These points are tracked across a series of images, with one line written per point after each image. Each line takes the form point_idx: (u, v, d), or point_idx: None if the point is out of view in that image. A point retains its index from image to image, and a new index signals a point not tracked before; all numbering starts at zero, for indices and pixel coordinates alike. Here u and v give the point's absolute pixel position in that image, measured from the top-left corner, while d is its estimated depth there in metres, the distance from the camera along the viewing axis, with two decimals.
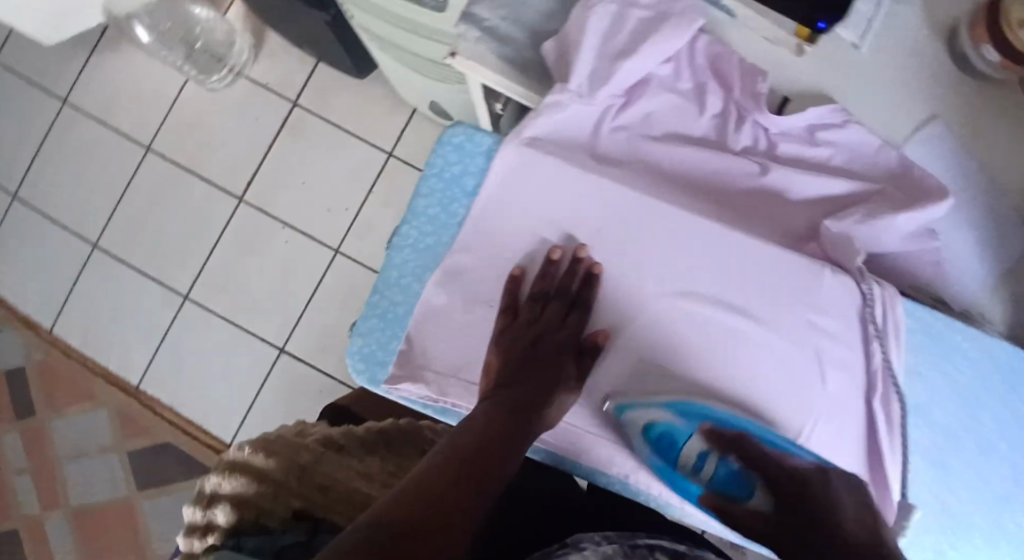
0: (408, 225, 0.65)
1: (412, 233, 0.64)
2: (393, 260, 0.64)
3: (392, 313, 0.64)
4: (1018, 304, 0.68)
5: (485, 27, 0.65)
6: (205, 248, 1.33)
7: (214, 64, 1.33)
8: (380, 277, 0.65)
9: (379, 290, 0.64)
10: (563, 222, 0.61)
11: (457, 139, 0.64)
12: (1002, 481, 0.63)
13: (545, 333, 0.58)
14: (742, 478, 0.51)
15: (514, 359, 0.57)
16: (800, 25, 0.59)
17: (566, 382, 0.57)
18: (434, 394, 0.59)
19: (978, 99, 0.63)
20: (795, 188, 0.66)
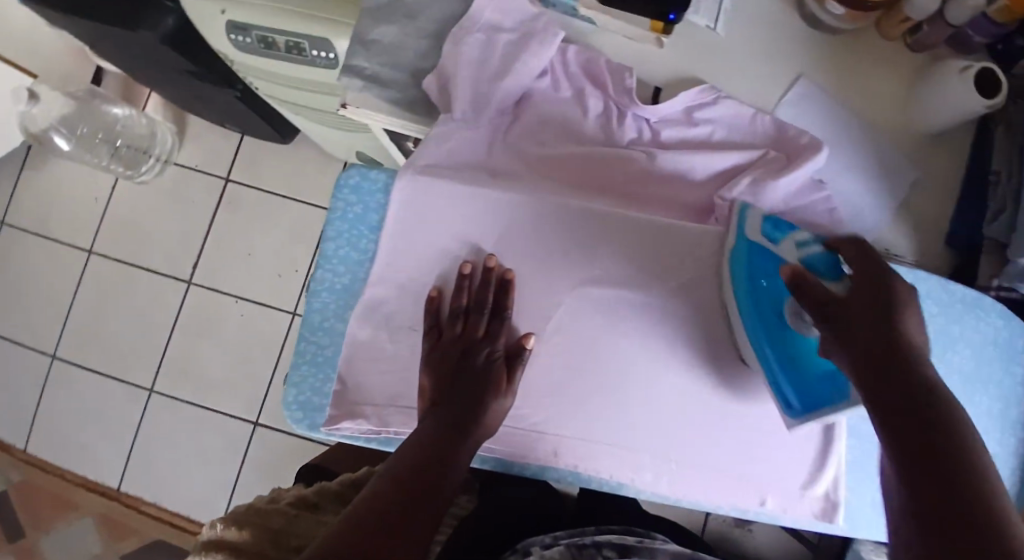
0: (322, 270, 0.66)
1: (327, 276, 0.66)
2: (314, 304, 0.66)
3: (320, 357, 0.66)
4: (920, 235, 0.70)
5: (366, 75, 0.67)
6: (163, 336, 1.33)
7: (139, 157, 1.35)
8: (303, 324, 0.66)
9: (305, 336, 0.66)
10: (471, 240, 0.64)
11: (353, 180, 0.66)
12: None
13: (474, 347, 0.61)
14: (837, 263, 0.53)
15: (445, 376, 0.60)
16: (652, 21, 0.67)
17: (498, 388, 0.59)
18: (376, 425, 0.62)
19: (830, 50, 0.72)
20: (682, 166, 0.70)
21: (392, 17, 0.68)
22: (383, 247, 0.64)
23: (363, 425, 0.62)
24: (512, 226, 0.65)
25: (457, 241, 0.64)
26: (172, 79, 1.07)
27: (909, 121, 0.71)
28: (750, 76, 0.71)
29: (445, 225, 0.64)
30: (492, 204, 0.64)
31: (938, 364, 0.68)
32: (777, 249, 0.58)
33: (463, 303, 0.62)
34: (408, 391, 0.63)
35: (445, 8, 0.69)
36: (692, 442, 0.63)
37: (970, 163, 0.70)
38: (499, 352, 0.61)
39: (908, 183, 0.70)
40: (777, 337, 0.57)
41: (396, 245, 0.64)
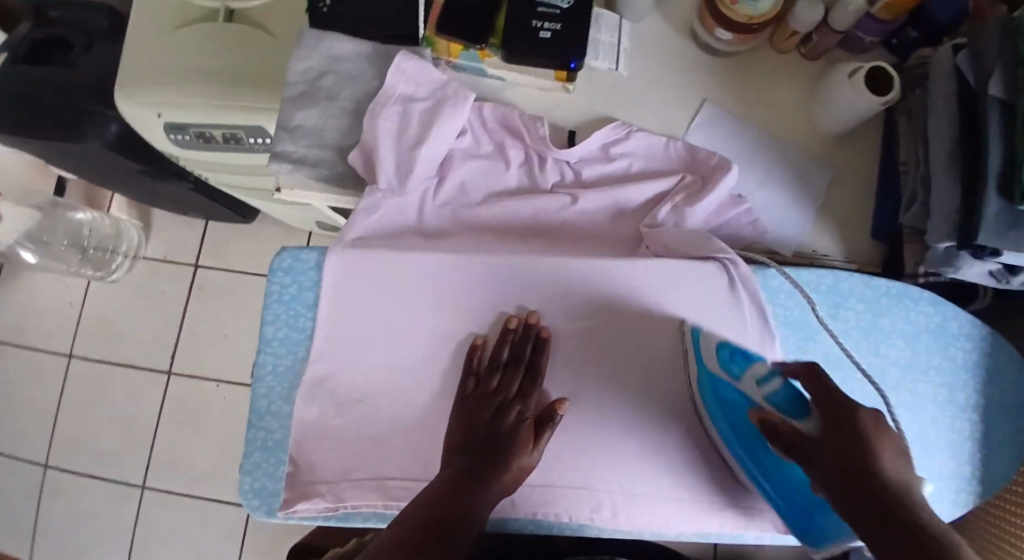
0: (265, 354, 0.68)
1: (269, 361, 0.67)
2: (260, 390, 0.68)
3: (272, 441, 0.67)
4: (846, 233, 0.73)
5: (294, 158, 0.70)
6: (149, 429, 1.34)
7: (108, 256, 1.38)
8: (252, 410, 0.68)
9: (252, 424, 0.67)
10: (406, 304, 0.66)
11: (286, 263, 0.68)
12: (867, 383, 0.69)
13: (506, 404, 0.62)
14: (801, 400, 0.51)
15: (473, 428, 0.61)
16: (555, 71, 0.72)
17: (524, 441, 0.60)
18: (330, 503, 0.63)
19: (726, 72, 0.76)
20: (606, 201, 0.72)
21: (311, 102, 0.70)
22: (325, 321, 0.66)
23: (320, 499, 0.63)
24: (448, 284, 0.66)
25: (394, 309, 0.66)
26: (127, 181, 1.11)
27: (816, 126, 0.74)
28: (659, 109, 0.75)
29: (378, 292, 0.66)
30: (422, 266, 0.66)
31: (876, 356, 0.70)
32: (740, 388, 0.56)
33: (501, 360, 0.64)
34: (360, 462, 0.64)
35: (361, 84, 0.71)
36: (646, 474, 0.63)
37: (882, 156, 0.73)
38: (529, 412, 0.62)
39: (825, 187, 0.73)
40: (744, 440, 0.57)
41: (335, 318, 0.66)
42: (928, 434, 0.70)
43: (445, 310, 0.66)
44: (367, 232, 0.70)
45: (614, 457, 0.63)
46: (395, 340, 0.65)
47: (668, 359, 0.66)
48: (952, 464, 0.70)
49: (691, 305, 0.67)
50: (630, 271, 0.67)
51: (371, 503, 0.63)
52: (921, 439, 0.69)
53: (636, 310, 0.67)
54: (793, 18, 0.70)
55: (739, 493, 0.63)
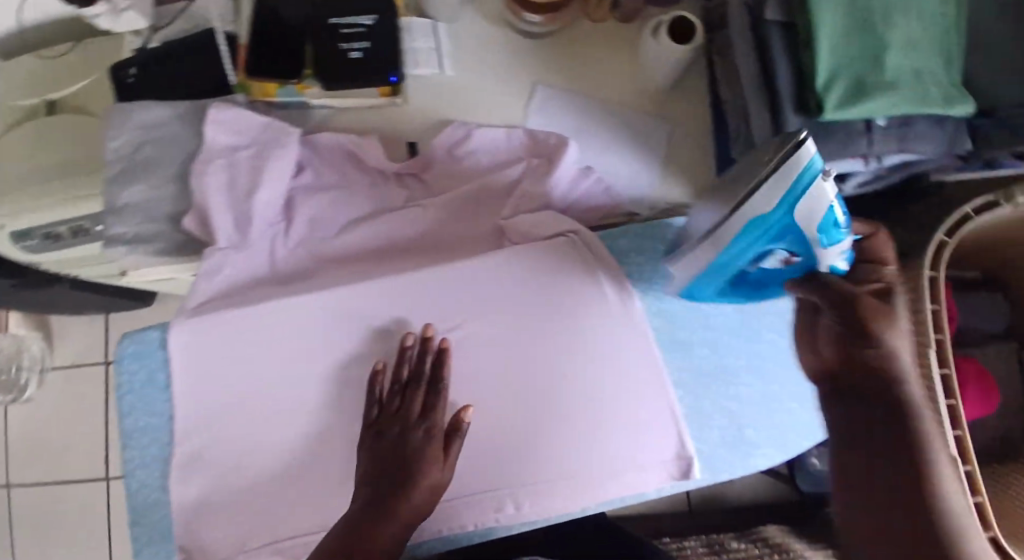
0: (131, 447, 0.67)
1: (135, 454, 0.67)
2: (134, 484, 0.67)
3: (162, 532, 0.67)
4: (695, 179, 0.73)
5: (127, 239, 0.67)
6: (99, 539, 1.29)
7: (17, 375, 1.32)
8: (132, 507, 0.67)
9: (135, 520, 0.67)
10: (263, 361, 0.65)
11: (131, 351, 0.67)
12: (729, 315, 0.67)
13: (410, 426, 0.61)
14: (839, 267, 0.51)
15: (380, 455, 0.60)
16: (380, 88, 0.70)
17: (431, 462, 0.59)
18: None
19: (548, 49, 0.76)
20: (456, 204, 0.73)
21: (134, 178, 0.68)
22: (185, 393, 0.66)
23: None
24: (298, 331, 0.66)
25: (255, 364, 0.66)
26: (5, 299, 1.07)
27: (641, 85, 0.75)
28: (490, 103, 0.75)
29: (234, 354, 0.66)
30: (269, 318, 0.65)
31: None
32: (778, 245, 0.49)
33: (400, 375, 0.63)
34: (252, 535, 0.64)
35: (181, 147, 0.69)
36: (534, 463, 0.63)
37: (710, 97, 0.74)
38: (436, 427, 0.61)
39: (666, 138, 0.74)
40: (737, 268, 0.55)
41: (197, 389, 0.66)
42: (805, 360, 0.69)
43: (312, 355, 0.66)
44: (209, 295, 0.67)
45: (501, 458, 0.63)
46: (263, 396, 0.65)
47: (535, 345, 0.65)
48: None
49: (546, 287, 0.65)
50: (477, 270, 0.66)
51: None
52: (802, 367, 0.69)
53: (493, 306, 0.66)
54: None
55: (631, 454, 0.63)
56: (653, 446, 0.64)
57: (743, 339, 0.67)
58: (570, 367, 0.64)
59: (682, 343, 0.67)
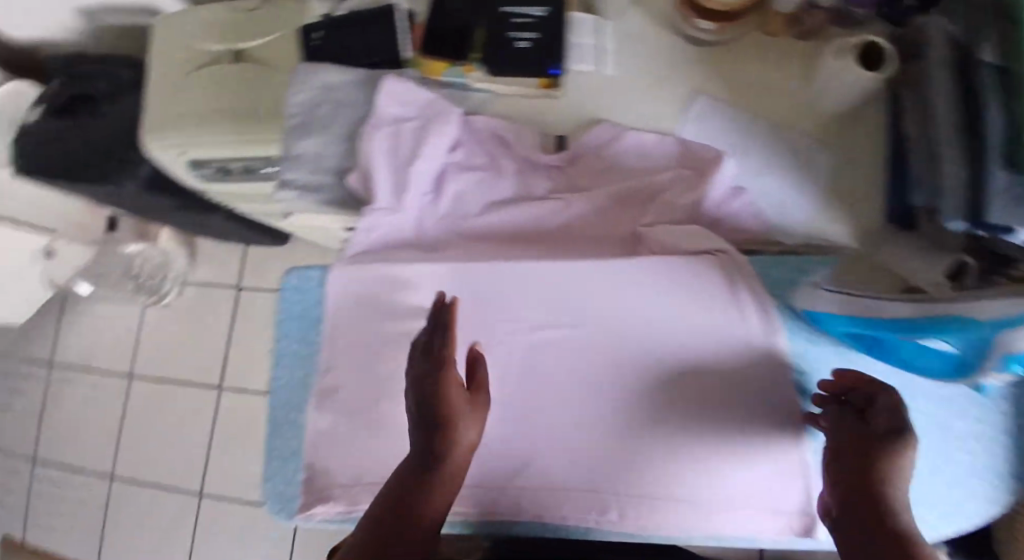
0: (280, 367, 0.77)
1: (283, 373, 0.77)
2: (276, 399, 0.77)
3: (292, 450, 0.76)
4: (853, 218, 0.70)
5: (298, 185, 0.74)
6: (202, 444, 1.42)
7: (160, 284, 1.45)
8: (271, 419, 0.77)
9: (273, 431, 0.77)
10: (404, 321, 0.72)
11: (293, 283, 0.76)
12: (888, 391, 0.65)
13: (427, 375, 0.61)
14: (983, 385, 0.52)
15: (416, 400, 0.61)
16: (538, 80, 0.71)
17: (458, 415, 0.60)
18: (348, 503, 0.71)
19: (717, 59, 0.73)
20: (599, 203, 0.73)
21: (309, 132, 0.74)
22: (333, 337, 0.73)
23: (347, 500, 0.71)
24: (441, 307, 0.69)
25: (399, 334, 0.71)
26: (163, 215, 1.19)
27: (815, 110, 0.72)
28: (651, 107, 0.74)
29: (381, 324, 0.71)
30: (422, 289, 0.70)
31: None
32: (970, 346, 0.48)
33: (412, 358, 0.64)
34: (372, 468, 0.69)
35: (353, 110, 0.74)
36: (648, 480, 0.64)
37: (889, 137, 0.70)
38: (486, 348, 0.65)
39: (829, 171, 0.71)
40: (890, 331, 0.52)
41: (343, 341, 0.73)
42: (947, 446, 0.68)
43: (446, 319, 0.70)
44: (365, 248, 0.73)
45: (581, 459, 0.66)
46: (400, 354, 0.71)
47: (670, 364, 0.65)
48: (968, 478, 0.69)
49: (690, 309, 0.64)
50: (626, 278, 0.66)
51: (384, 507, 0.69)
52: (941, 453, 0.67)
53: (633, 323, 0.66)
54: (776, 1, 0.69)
55: (752, 496, 0.63)
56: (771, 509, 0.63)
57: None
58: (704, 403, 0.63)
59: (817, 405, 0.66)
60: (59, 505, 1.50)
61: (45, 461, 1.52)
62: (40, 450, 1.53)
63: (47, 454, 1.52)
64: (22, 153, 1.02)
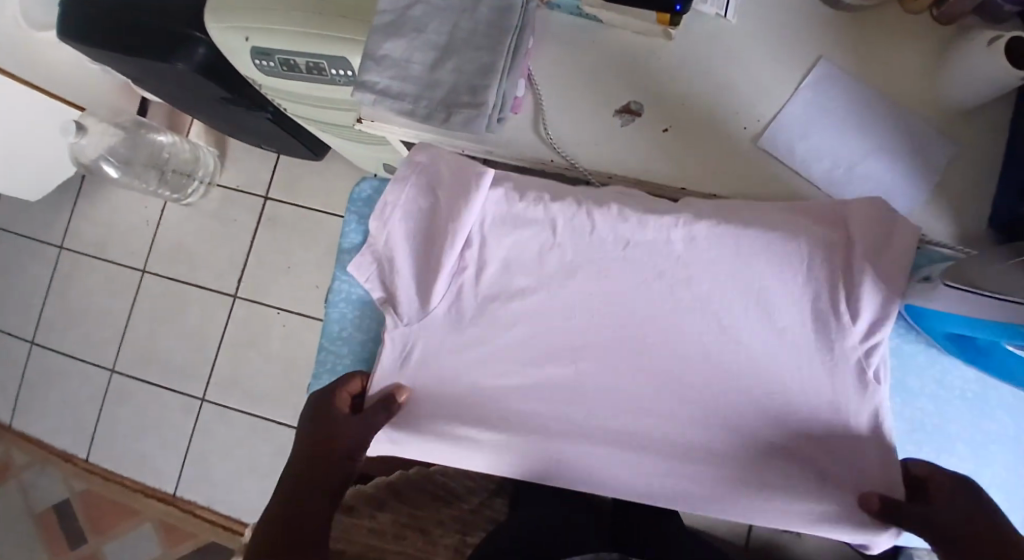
0: (339, 280, 0.76)
1: (343, 287, 0.75)
2: (332, 314, 0.76)
3: (341, 364, 0.74)
4: (959, 217, 0.66)
5: (378, 90, 0.68)
6: (213, 350, 1.39)
7: (184, 180, 1.42)
8: (324, 336, 0.76)
9: (325, 347, 0.75)
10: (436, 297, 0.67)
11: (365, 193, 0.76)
12: (923, 411, 0.69)
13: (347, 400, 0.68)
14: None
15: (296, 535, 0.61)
16: (658, 15, 0.66)
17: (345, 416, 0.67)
18: (411, 325, 0.68)
19: (845, 26, 0.69)
20: (690, 163, 0.69)
21: (399, 32, 0.67)
22: (421, 191, 0.67)
23: (403, 346, 0.68)
24: (545, 242, 0.67)
25: (507, 242, 0.67)
26: (203, 105, 1.12)
27: (938, 98, 0.67)
28: (765, 67, 0.69)
29: (477, 205, 0.64)
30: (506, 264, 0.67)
31: (937, 384, 0.69)
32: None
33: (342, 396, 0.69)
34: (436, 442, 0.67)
35: (451, 17, 0.68)
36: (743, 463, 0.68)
37: (1013, 141, 0.66)
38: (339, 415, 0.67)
39: (943, 163, 0.66)
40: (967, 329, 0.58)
41: (433, 167, 0.67)
42: (1001, 457, 0.68)
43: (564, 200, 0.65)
44: (393, 221, 0.68)
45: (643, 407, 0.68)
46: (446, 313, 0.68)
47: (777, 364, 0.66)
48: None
49: (785, 329, 0.65)
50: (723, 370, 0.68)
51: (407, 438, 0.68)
52: (992, 468, 0.68)
53: (726, 284, 0.66)
54: None
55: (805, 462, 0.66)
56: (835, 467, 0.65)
57: (904, 413, 0.69)
58: (780, 413, 0.66)
59: (908, 389, 0.69)
60: (53, 390, 1.47)
61: (44, 344, 1.48)
62: (38, 332, 1.49)
63: (46, 337, 1.48)
64: (68, 14, 0.96)
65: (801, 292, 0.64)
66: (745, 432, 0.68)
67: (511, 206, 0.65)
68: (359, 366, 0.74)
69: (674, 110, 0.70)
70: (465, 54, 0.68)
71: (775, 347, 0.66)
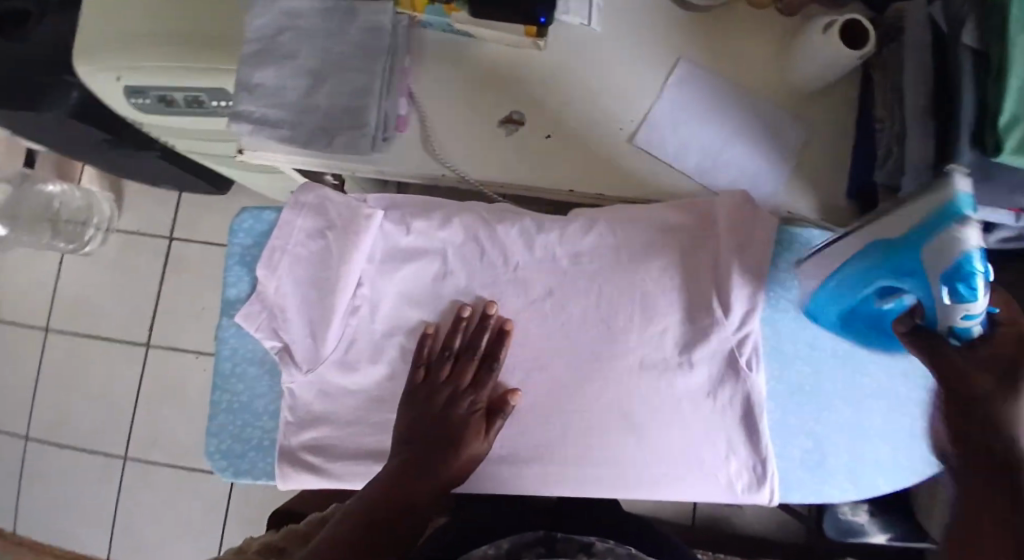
0: (227, 317, 0.72)
1: (230, 323, 0.72)
2: (223, 353, 0.72)
3: (238, 403, 0.72)
4: (820, 192, 0.71)
5: (254, 120, 0.68)
6: (130, 403, 1.33)
7: (81, 229, 1.35)
8: (216, 375, 0.72)
9: (218, 386, 0.72)
10: (328, 330, 0.66)
11: (246, 223, 0.72)
12: (802, 374, 0.72)
13: (456, 392, 0.64)
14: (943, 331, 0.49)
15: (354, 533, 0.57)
16: (525, 27, 0.68)
17: (460, 392, 0.64)
18: (307, 374, 0.66)
19: (700, 24, 0.74)
20: (573, 165, 0.72)
21: (271, 60, 0.67)
22: (307, 225, 0.66)
23: (300, 395, 0.68)
24: (434, 273, 0.68)
25: (400, 278, 0.67)
26: (88, 150, 1.08)
27: (790, 83, 0.73)
28: (632, 67, 0.73)
29: (365, 245, 0.65)
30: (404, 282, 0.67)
31: (812, 346, 0.72)
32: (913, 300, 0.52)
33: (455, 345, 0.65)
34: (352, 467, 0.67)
35: (322, 42, 0.69)
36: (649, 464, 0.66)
37: (859, 118, 0.72)
38: (481, 402, 0.64)
39: (800, 143, 0.72)
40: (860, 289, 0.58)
41: (322, 208, 0.66)
42: (876, 406, 0.72)
43: (450, 228, 0.67)
44: (280, 258, 0.67)
45: (554, 414, 0.67)
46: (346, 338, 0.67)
47: (675, 359, 0.66)
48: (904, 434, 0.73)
49: (678, 321, 0.66)
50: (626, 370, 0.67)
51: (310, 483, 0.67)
52: (871, 418, 0.72)
53: (608, 293, 0.67)
54: None
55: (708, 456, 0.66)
56: (728, 454, 0.65)
57: (785, 377, 0.72)
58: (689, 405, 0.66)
59: (784, 354, 0.72)
60: None
61: None
62: None
63: None
64: None
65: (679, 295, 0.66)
66: (643, 441, 0.66)
67: (401, 240, 0.67)
68: (257, 402, 0.72)
69: (553, 117, 0.72)
70: (339, 77, 0.68)
71: (664, 344, 0.66)
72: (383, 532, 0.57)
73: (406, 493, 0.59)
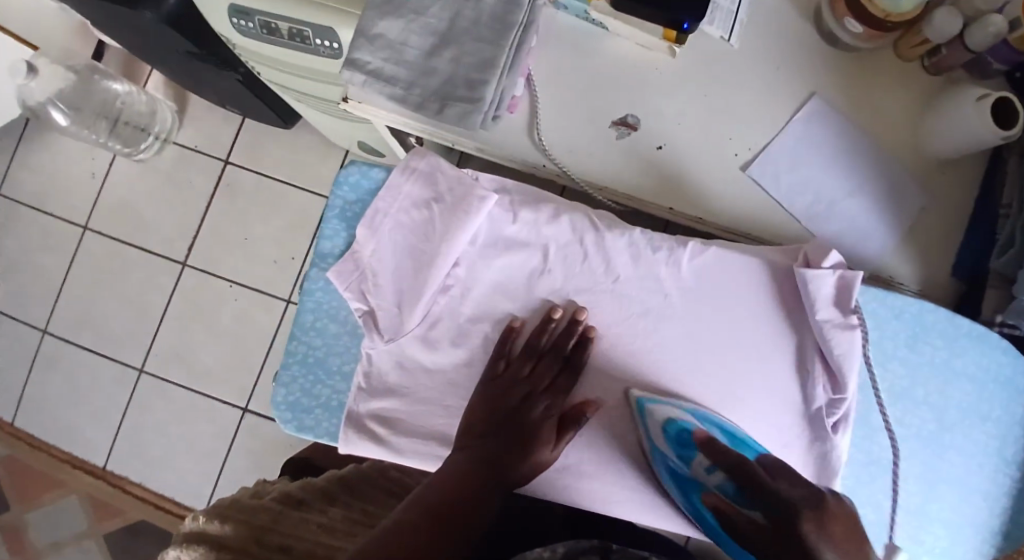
0: (316, 268, 0.71)
1: (321, 276, 0.71)
2: (307, 304, 0.71)
3: (311, 356, 0.71)
4: (929, 262, 0.69)
5: (369, 71, 0.65)
6: (156, 318, 1.32)
7: (138, 135, 1.33)
8: (296, 325, 0.71)
9: (297, 337, 0.71)
10: (414, 304, 0.65)
11: (352, 178, 0.70)
12: (883, 450, 0.70)
13: (533, 395, 0.63)
14: None
15: (424, 517, 0.50)
16: (664, 29, 0.64)
17: (537, 395, 0.63)
18: (387, 342, 0.66)
19: (841, 65, 0.70)
20: (686, 181, 0.69)
21: (397, 13, 0.64)
22: (418, 188, 0.65)
23: (376, 360, 0.67)
24: (530, 269, 0.67)
25: (498, 265, 0.66)
26: (168, 58, 1.05)
27: (918, 147, 0.69)
28: (762, 94, 0.69)
29: (473, 226, 0.64)
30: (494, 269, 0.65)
31: (899, 422, 0.70)
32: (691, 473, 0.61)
33: (538, 341, 0.65)
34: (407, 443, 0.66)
35: (452, 4, 0.66)
36: None
37: (984, 195, 0.69)
38: (557, 408, 0.64)
39: (916, 208, 0.69)
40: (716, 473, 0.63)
41: (432, 178, 0.65)
42: (947, 491, 0.70)
43: (557, 224, 0.65)
44: (383, 219, 0.66)
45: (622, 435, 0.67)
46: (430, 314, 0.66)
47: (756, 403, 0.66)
48: (969, 525, 0.70)
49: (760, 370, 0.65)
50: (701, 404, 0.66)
51: (369, 450, 0.67)
52: (937, 502, 0.70)
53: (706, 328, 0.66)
54: (930, 25, 0.64)
55: None
56: None
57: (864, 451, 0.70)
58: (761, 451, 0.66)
59: (870, 424, 0.70)
60: None
61: None
62: None
63: None
64: None
65: (782, 341, 0.65)
66: None
67: (507, 228, 0.65)
68: (331, 359, 0.71)
69: (673, 128, 0.69)
70: (464, 45, 0.65)
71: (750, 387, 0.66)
72: (447, 528, 0.50)
73: (475, 484, 0.56)
